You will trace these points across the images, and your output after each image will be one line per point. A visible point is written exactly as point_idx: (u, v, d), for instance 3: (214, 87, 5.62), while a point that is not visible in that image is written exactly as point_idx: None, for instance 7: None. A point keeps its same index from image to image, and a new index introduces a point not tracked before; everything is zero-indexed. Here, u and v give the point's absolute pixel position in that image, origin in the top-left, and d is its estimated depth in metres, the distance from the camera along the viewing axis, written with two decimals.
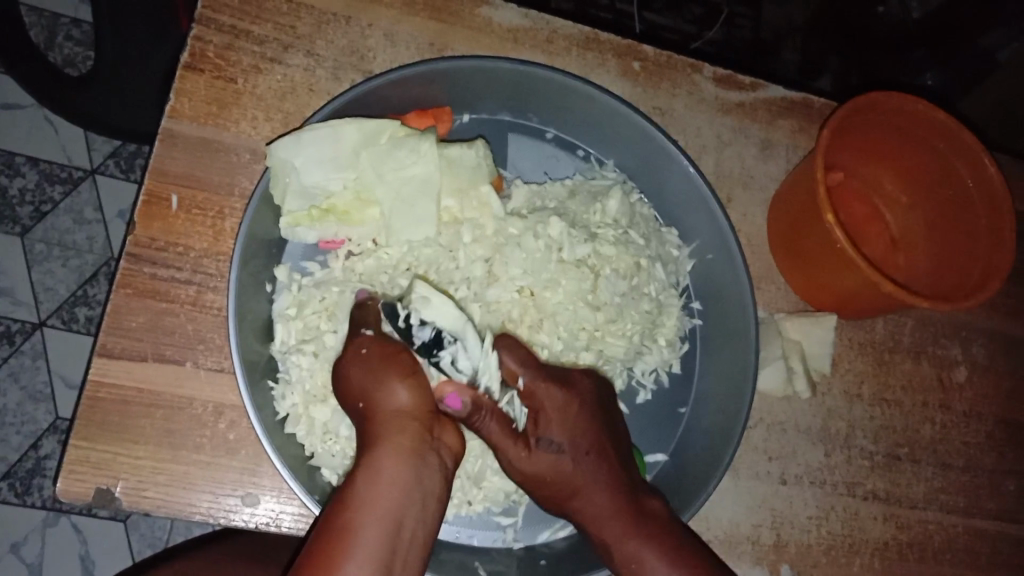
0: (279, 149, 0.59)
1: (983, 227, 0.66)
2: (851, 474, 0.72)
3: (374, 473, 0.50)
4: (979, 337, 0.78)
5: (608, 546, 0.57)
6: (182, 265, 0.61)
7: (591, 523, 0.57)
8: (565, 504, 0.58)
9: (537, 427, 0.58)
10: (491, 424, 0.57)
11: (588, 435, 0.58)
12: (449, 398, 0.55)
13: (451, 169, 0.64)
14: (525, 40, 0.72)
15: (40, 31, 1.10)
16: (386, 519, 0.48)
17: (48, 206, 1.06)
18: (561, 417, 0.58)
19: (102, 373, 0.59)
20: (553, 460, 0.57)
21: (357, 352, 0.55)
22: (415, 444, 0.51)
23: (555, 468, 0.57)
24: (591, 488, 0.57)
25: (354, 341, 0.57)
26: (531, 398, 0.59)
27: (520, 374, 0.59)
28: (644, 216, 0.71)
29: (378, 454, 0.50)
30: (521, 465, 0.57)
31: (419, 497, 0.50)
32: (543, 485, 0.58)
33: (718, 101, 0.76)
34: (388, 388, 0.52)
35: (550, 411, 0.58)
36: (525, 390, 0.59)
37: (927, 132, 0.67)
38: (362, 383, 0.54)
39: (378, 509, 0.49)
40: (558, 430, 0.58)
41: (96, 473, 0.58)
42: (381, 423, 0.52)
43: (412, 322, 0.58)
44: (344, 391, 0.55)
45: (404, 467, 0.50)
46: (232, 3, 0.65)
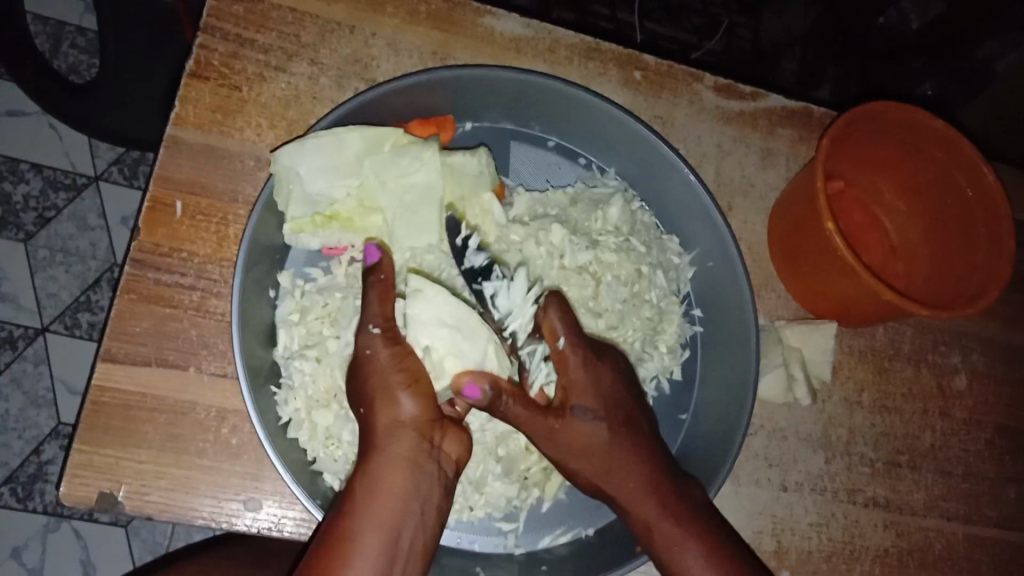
0: (283, 157, 0.60)
1: (981, 236, 0.66)
2: (852, 481, 0.72)
3: (373, 482, 0.52)
4: (978, 345, 0.79)
5: (649, 528, 0.58)
6: (186, 271, 0.62)
7: (628, 500, 0.59)
8: (600, 481, 0.59)
9: (570, 396, 0.59)
10: (515, 405, 0.57)
11: (618, 408, 0.60)
12: (467, 388, 0.56)
13: (453, 177, 0.64)
14: (527, 49, 0.73)
15: (45, 39, 1.11)
16: (384, 527, 0.51)
17: (51, 212, 1.07)
18: (596, 385, 0.59)
19: (106, 378, 0.59)
20: (589, 431, 0.58)
21: (366, 351, 0.55)
22: (416, 452, 0.53)
23: (590, 437, 0.58)
24: (627, 461, 0.59)
25: (361, 337, 0.55)
26: (565, 367, 0.59)
27: (560, 338, 0.59)
28: (645, 223, 0.71)
29: (378, 464, 0.53)
30: (558, 437, 0.58)
31: (417, 505, 0.53)
32: (581, 457, 0.59)
33: (719, 110, 0.76)
34: (387, 399, 0.54)
35: (584, 381, 0.59)
36: (559, 356, 0.59)
37: (926, 143, 0.67)
38: (365, 391, 0.55)
39: (378, 517, 0.51)
40: (591, 399, 0.59)
41: (99, 477, 0.58)
42: (379, 435, 0.53)
43: (468, 245, 0.65)
44: (358, 387, 0.55)
45: (401, 479, 0.52)
46: (237, 12, 0.66)
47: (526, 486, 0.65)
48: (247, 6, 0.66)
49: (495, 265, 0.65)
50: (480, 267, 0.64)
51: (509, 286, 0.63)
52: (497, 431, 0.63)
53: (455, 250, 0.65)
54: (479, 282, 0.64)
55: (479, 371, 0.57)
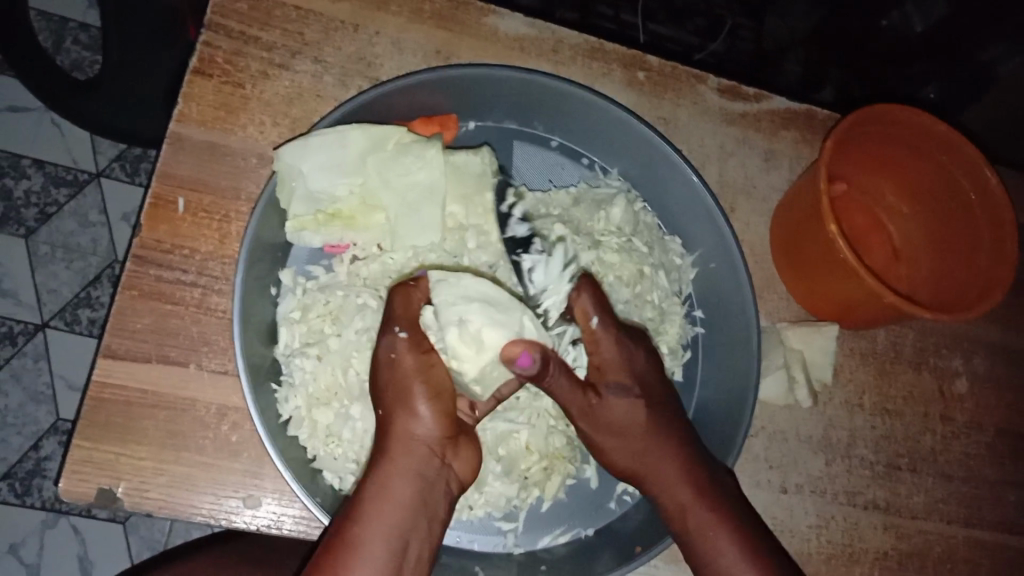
0: (286, 153, 0.60)
1: (984, 239, 0.66)
2: (852, 483, 0.72)
3: (386, 490, 0.53)
4: (980, 348, 0.79)
5: (683, 511, 0.59)
6: (187, 268, 0.62)
7: (662, 482, 0.59)
8: (632, 463, 0.59)
9: (605, 373, 0.59)
10: (561, 380, 0.57)
11: (655, 389, 0.60)
12: (520, 357, 0.55)
13: (456, 175, 0.65)
14: (530, 49, 0.72)
15: (48, 36, 1.10)
16: (393, 537, 0.52)
17: (53, 208, 1.07)
18: (630, 362, 0.59)
19: (106, 374, 0.59)
20: (627, 407, 0.59)
21: (389, 350, 0.55)
22: (429, 466, 0.54)
23: (627, 414, 0.59)
24: (660, 443, 0.59)
25: (387, 337, 0.55)
26: (598, 346, 0.59)
27: (592, 318, 0.59)
28: (648, 224, 0.71)
29: (392, 474, 0.53)
30: (592, 415, 0.58)
31: (424, 517, 0.54)
32: (614, 435, 0.59)
33: (722, 112, 0.76)
34: (407, 408, 0.54)
35: (617, 359, 0.59)
36: (593, 334, 0.59)
37: (930, 145, 0.67)
38: (386, 396, 0.55)
39: (387, 527, 0.52)
40: (626, 376, 0.59)
41: (98, 473, 0.58)
42: (396, 443, 0.54)
43: (512, 215, 0.67)
44: (376, 389, 0.56)
45: (413, 491, 0.53)
46: (241, 10, 0.66)
47: (527, 486, 0.64)
48: (251, 3, 0.66)
49: (536, 236, 0.66)
50: (522, 237, 0.66)
51: (546, 262, 0.65)
52: (496, 430, 0.64)
53: (500, 217, 0.66)
54: (519, 254, 0.65)
55: (532, 340, 0.56)
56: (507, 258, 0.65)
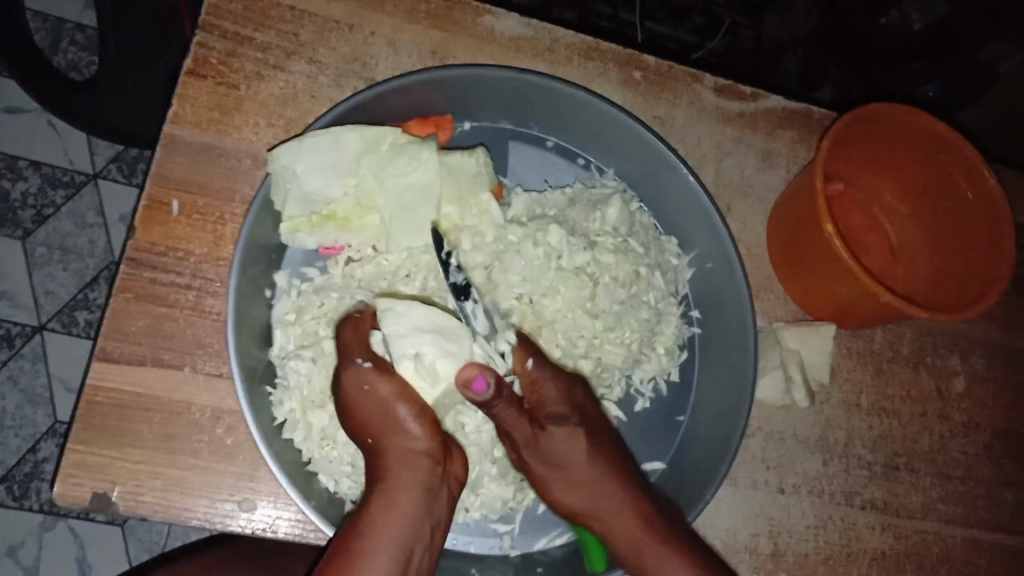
0: (280, 155, 0.60)
1: (981, 239, 0.66)
2: (850, 484, 0.72)
3: (389, 500, 0.54)
4: (978, 348, 0.78)
5: (636, 547, 0.58)
6: (182, 270, 0.61)
7: (606, 515, 0.59)
8: (578, 497, 0.59)
9: (544, 409, 0.60)
10: (506, 410, 0.58)
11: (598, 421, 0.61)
12: (475, 381, 0.56)
13: (451, 176, 0.64)
14: (527, 48, 0.72)
15: (45, 36, 1.10)
16: (397, 546, 0.53)
17: (50, 210, 1.07)
18: (569, 395, 0.60)
19: (101, 377, 0.59)
20: (567, 442, 0.59)
21: (354, 385, 0.56)
22: (431, 475, 0.56)
23: (567, 447, 0.59)
24: (603, 475, 0.59)
25: (349, 371, 0.56)
26: (535, 386, 0.60)
27: (529, 358, 0.60)
28: (644, 224, 0.71)
29: (391, 486, 0.55)
30: (536, 445, 0.59)
31: (428, 524, 0.55)
32: (558, 468, 0.59)
33: (719, 111, 0.76)
34: (400, 424, 0.56)
35: (556, 398, 0.60)
36: (530, 376, 0.60)
37: (927, 143, 0.67)
38: (370, 422, 0.56)
39: (391, 537, 0.53)
40: (566, 409, 0.60)
41: (93, 476, 0.58)
42: (393, 458, 0.56)
43: (451, 262, 0.64)
44: (358, 420, 0.56)
45: (416, 500, 0.55)
46: (236, 11, 0.66)
47: (522, 488, 0.64)
48: (245, 4, 0.66)
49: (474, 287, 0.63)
50: (461, 285, 0.63)
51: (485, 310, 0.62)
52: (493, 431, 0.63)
53: (441, 262, 0.64)
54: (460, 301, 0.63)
55: (483, 365, 0.58)
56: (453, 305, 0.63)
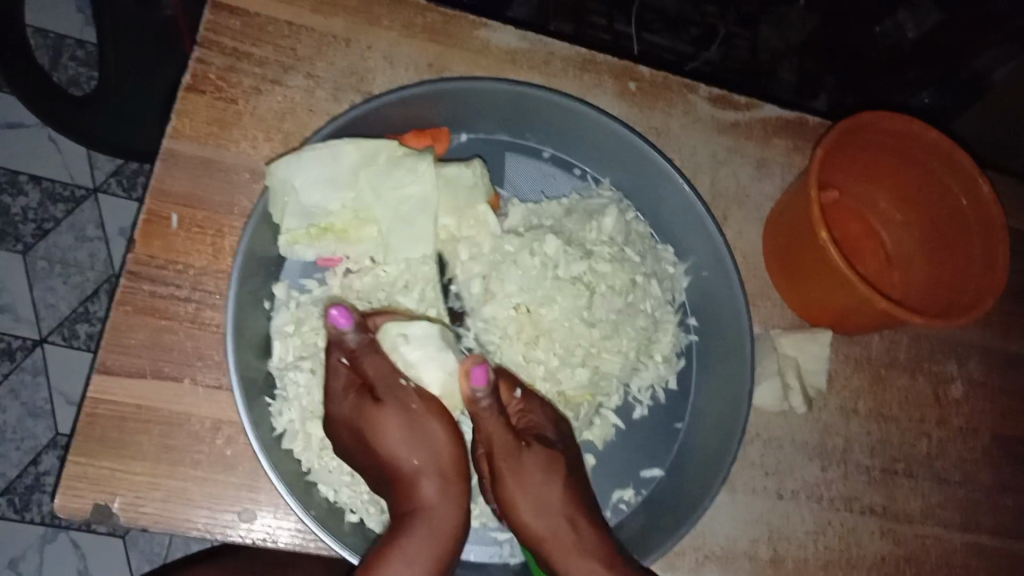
0: (278, 169, 0.60)
1: (976, 245, 0.66)
2: (848, 490, 0.72)
3: (431, 518, 0.55)
4: (975, 353, 0.79)
5: None
6: (181, 283, 0.62)
7: (568, 549, 0.57)
8: (546, 523, 0.57)
9: (534, 429, 0.60)
10: (494, 418, 0.57)
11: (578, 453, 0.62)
12: (476, 372, 0.55)
13: (449, 188, 0.64)
14: (522, 60, 0.73)
15: (46, 52, 1.11)
16: (437, 561, 0.54)
17: (50, 224, 1.07)
18: (556, 425, 0.61)
19: (101, 390, 0.59)
20: (546, 465, 0.58)
21: (402, 407, 0.57)
22: (462, 493, 0.58)
23: (545, 469, 0.58)
24: (574, 507, 0.58)
25: (394, 394, 0.57)
26: (523, 412, 0.60)
27: (518, 387, 0.61)
28: (639, 233, 0.71)
29: (433, 506, 0.56)
30: (518, 462, 0.58)
31: (460, 543, 0.57)
32: (535, 490, 0.57)
33: (714, 121, 0.77)
34: (442, 445, 0.57)
35: (544, 425, 0.60)
36: (519, 403, 0.60)
37: (922, 152, 0.67)
38: (412, 441, 0.57)
39: (432, 553, 0.54)
40: (553, 435, 0.60)
41: (94, 489, 0.58)
42: (433, 480, 0.57)
43: (450, 287, 0.66)
44: (396, 443, 0.57)
45: (456, 521, 0.56)
46: (233, 26, 0.66)
47: None
48: (244, 19, 0.67)
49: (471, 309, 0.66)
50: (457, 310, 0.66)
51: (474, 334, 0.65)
52: None
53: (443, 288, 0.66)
54: (457, 325, 0.65)
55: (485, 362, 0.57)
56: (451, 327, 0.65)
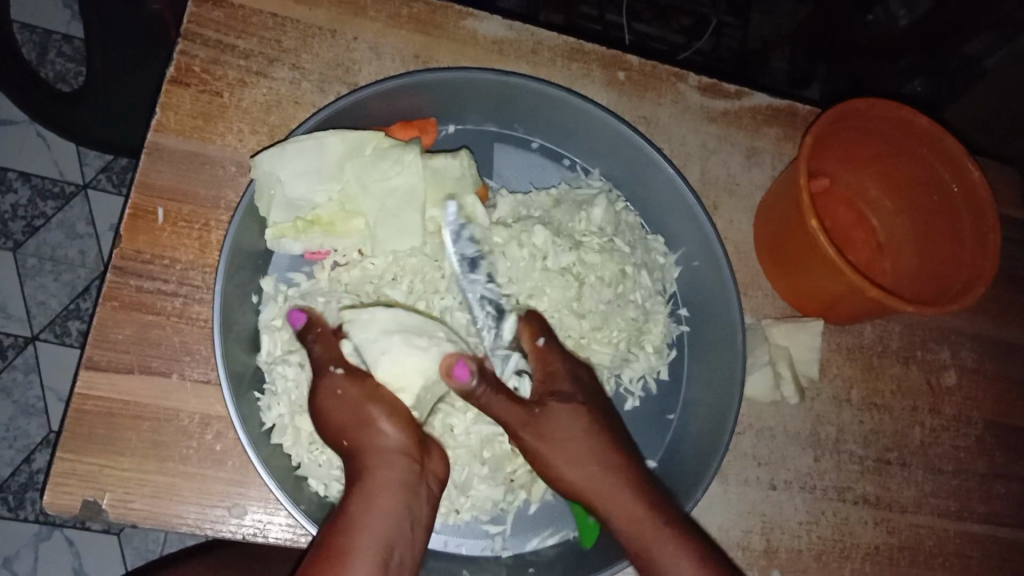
0: (263, 161, 0.59)
1: (966, 232, 0.66)
2: (841, 479, 0.72)
3: (369, 500, 0.53)
4: (968, 340, 0.79)
5: (640, 527, 0.56)
6: (168, 278, 0.62)
7: (608, 495, 0.57)
8: (581, 473, 0.58)
9: (552, 382, 0.60)
10: (496, 396, 0.57)
11: (599, 401, 0.61)
12: (456, 368, 0.57)
13: (435, 180, 0.64)
14: (510, 50, 0.72)
15: (32, 48, 1.10)
16: (378, 546, 0.51)
17: (40, 221, 1.07)
18: (574, 375, 0.61)
19: (88, 386, 0.59)
20: (571, 417, 0.59)
21: (331, 390, 0.56)
22: (405, 472, 0.55)
23: (569, 422, 0.58)
24: (604, 453, 0.58)
25: (324, 381, 0.56)
26: (545, 362, 0.61)
27: (539, 337, 0.62)
28: (630, 223, 0.71)
29: (373, 484, 0.54)
30: (535, 425, 0.58)
31: (410, 525, 0.53)
32: (562, 446, 0.58)
33: (704, 110, 0.76)
34: (373, 426, 0.55)
35: (563, 372, 0.61)
36: (541, 352, 0.61)
37: (914, 138, 0.67)
38: (347, 423, 0.55)
39: (373, 538, 0.51)
40: (570, 386, 0.60)
41: (83, 485, 0.58)
42: (369, 459, 0.54)
43: (459, 234, 0.65)
44: (332, 425, 0.56)
45: (397, 499, 0.53)
46: (217, 18, 0.66)
47: (512, 489, 0.64)
48: (227, 11, 0.66)
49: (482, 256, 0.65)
50: (467, 257, 0.65)
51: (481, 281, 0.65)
52: (481, 433, 0.63)
53: (443, 234, 0.65)
54: (465, 274, 0.65)
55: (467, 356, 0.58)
56: (453, 276, 0.65)
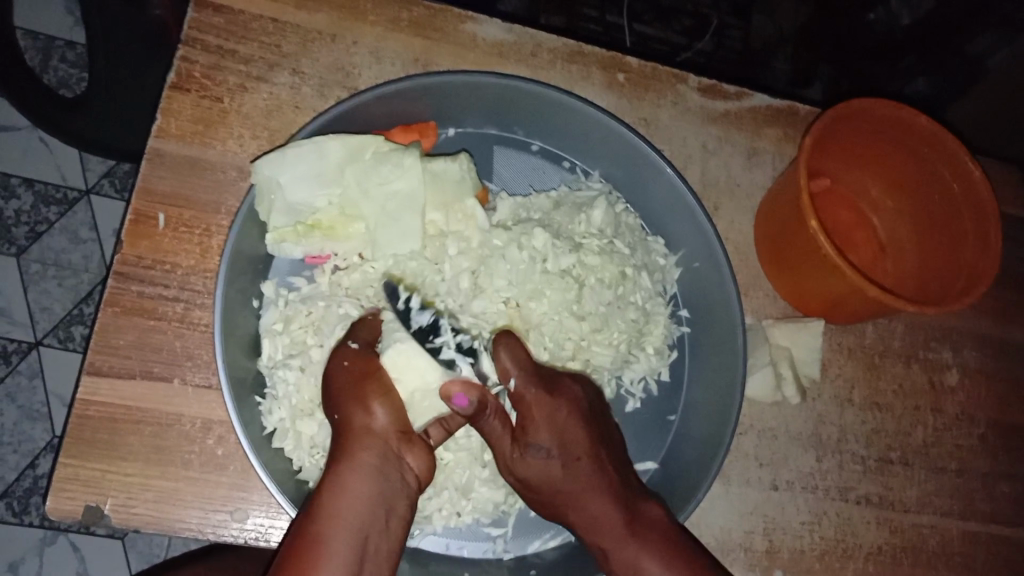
0: (264, 166, 0.60)
1: (969, 232, 0.66)
2: (844, 479, 0.72)
3: (341, 483, 0.51)
4: (971, 340, 0.79)
5: (607, 559, 0.57)
6: (169, 283, 0.62)
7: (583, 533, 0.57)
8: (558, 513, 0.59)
9: (525, 433, 0.57)
10: (495, 424, 0.58)
11: (579, 443, 0.57)
12: (457, 396, 0.58)
13: (435, 183, 0.64)
14: (509, 54, 0.73)
15: (35, 54, 1.11)
16: (349, 530, 0.50)
17: (43, 226, 1.07)
18: (551, 422, 0.57)
19: (91, 391, 0.59)
20: (544, 467, 0.57)
21: (335, 368, 0.57)
22: (383, 458, 0.53)
23: (543, 473, 0.57)
24: (575, 501, 0.57)
25: (336, 353, 0.58)
26: (521, 406, 0.58)
27: (511, 378, 0.58)
28: (630, 225, 0.71)
29: (348, 467, 0.52)
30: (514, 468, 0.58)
31: (384, 512, 0.52)
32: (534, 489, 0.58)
33: (703, 111, 0.76)
34: (359, 408, 0.54)
35: (538, 418, 0.57)
36: (515, 395, 0.58)
37: (914, 138, 0.67)
38: (337, 402, 0.55)
39: (343, 523, 0.50)
40: (546, 436, 0.57)
41: (85, 491, 0.58)
42: (349, 441, 0.54)
43: (410, 309, 0.64)
44: (330, 397, 0.56)
45: (371, 483, 0.52)
46: (217, 24, 0.66)
47: (514, 491, 0.64)
48: (227, 17, 0.66)
49: (441, 319, 0.64)
50: (428, 325, 0.63)
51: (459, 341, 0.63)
52: (482, 436, 0.64)
53: (399, 314, 0.64)
54: (431, 341, 0.62)
55: (472, 383, 0.58)
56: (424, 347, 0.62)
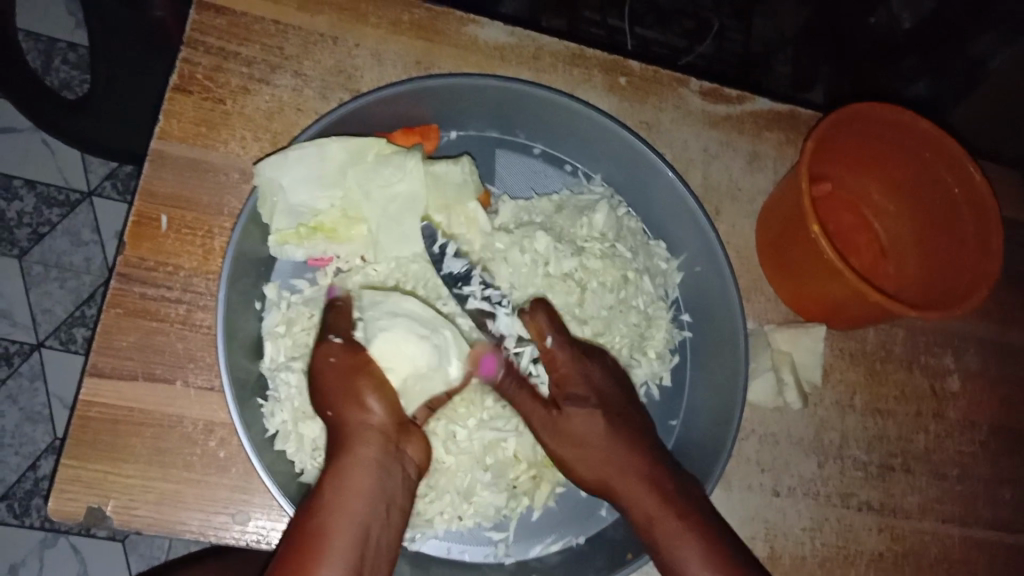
0: (266, 169, 0.60)
1: (970, 236, 0.66)
2: (845, 484, 0.72)
3: (341, 479, 0.52)
4: (972, 345, 0.79)
5: (652, 520, 0.57)
6: (172, 285, 0.62)
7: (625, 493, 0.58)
8: (597, 477, 0.59)
9: (564, 386, 0.60)
10: (522, 389, 0.61)
11: (615, 396, 0.61)
12: (485, 360, 0.63)
13: (437, 185, 0.64)
14: (512, 57, 0.73)
15: (37, 56, 1.11)
16: (351, 526, 0.51)
17: (45, 228, 1.07)
18: (588, 377, 0.61)
19: (93, 393, 0.59)
20: (585, 419, 0.59)
21: (327, 359, 0.57)
22: (382, 453, 0.54)
23: (587, 425, 0.59)
24: (622, 454, 0.58)
25: (322, 345, 0.58)
26: (555, 364, 0.61)
27: (546, 337, 0.61)
28: (632, 229, 0.71)
29: (347, 462, 0.53)
30: (557, 425, 0.59)
31: (385, 505, 0.53)
32: (575, 448, 0.59)
33: (705, 115, 0.76)
34: (354, 403, 0.54)
35: (575, 374, 0.61)
36: (549, 353, 0.61)
37: (916, 143, 0.67)
38: (331, 396, 0.55)
39: (346, 518, 0.51)
40: (584, 388, 0.60)
41: (86, 493, 0.58)
42: (346, 435, 0.54)
43: (444, 254, 0.65)
44: (320, 396, 0.56)
45: (370, 478, 0.53)
46: (220, 26, 0.66)
47: (515, 495, 0.64)
48: (230, 19, 0.67)
49: (474, 270, 0.65)
50: (459, 273, 0.64)
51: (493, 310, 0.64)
52: (484, 441, 0.64)
53: (433, 257, 0.65)
54: (461, 288, 0.64)
55: (500, 348, 0.63)
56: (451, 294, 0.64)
